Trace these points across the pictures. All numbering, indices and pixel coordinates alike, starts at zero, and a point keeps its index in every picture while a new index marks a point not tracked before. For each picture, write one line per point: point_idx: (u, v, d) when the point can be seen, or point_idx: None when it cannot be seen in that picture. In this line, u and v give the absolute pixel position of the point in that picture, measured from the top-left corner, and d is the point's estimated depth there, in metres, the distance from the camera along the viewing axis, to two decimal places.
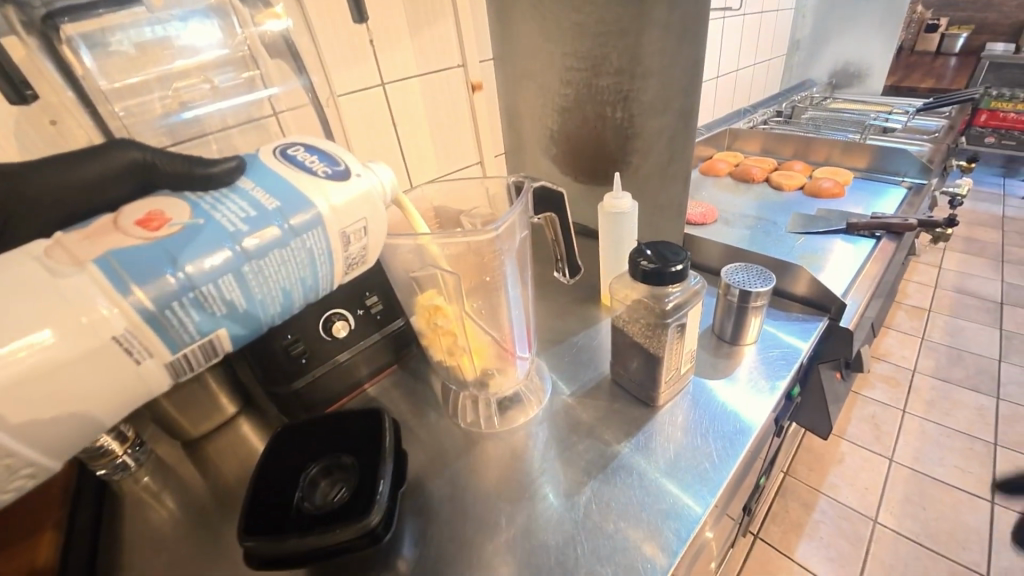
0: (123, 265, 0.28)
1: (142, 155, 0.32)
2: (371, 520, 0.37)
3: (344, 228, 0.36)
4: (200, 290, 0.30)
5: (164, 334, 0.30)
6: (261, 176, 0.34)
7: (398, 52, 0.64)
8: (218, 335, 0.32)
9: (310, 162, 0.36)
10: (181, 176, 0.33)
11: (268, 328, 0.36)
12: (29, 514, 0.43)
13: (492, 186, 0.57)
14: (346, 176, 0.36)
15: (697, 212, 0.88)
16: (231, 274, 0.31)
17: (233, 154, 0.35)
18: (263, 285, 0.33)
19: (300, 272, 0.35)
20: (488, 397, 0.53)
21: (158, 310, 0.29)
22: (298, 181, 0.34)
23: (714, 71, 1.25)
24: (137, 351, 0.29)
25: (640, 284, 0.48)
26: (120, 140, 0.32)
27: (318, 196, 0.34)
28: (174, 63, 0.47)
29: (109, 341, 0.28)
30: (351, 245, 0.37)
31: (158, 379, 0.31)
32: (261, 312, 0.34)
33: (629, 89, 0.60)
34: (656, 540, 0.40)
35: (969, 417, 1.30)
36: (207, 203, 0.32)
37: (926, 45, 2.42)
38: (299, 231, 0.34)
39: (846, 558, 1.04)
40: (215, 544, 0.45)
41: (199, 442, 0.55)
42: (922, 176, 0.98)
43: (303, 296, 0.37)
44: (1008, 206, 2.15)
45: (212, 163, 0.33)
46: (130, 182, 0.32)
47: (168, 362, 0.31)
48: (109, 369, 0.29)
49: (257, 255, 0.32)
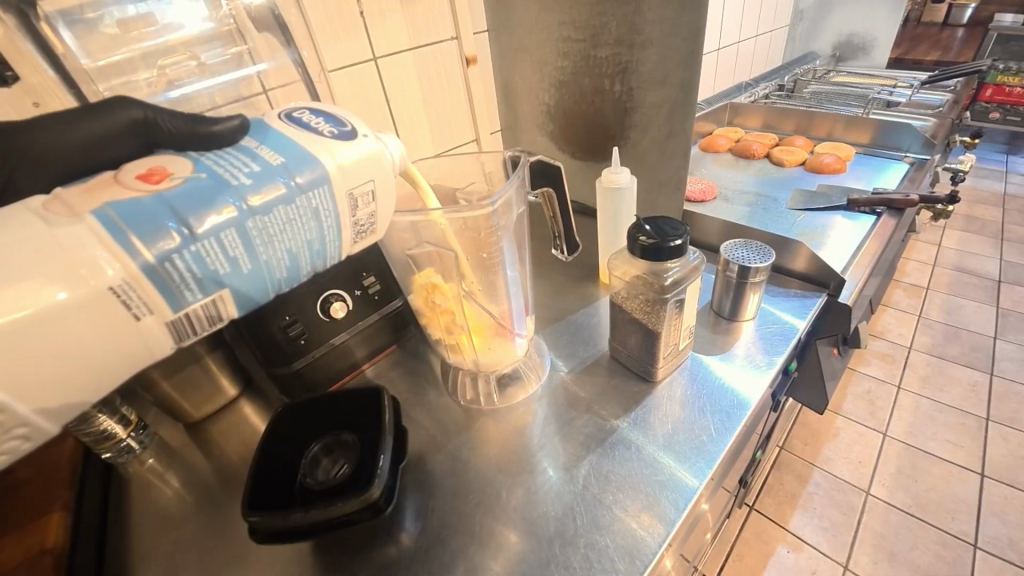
0: (122, 215, 0.28)
1: (143, 113, 0.31)
2: (371, 493, 0.37)
3: (351, 190, 0.35)
4: (202, 245, 0.30)
5: (166, 290, 0.29)
6: (265, 136, 0.34)
7: (390, 23, 0.62)
8: (221, 296, 0.32)
9: (315, 123, 0.35)
10: (183, 134, 0.32)
11: (273, 293, 0.36)
12: (37, 495, 0.44)
13: (487, 162, 0.56)
14: (353, 136, 0.36)
15: (696, 189, 0.87)
16: (234, 230, 0.31)
17: (237, 114, 0.34)
18: (268, 244, 0.33)
19: (307, 234, 0.34)
20: (487, 374, 0.53)
21: (158, 263, 0.29)
22: (305, 139, 0.34)
23: (714, 44, 1.22)
24: (136, 306, 0.29)
25: (639, 260, 0.48)
26: (120, 98, 0.31)
27: (324, 153, 0.34)
28: (158, 41, 0.46)
29: (106, 292, 0.28)
30: (359, 210, 0.37)
31: (160, 338, 0.31)
32: (265, 274, 0.34)
33: (628, 61, 0.58)
34: (653, 511, 0.41)
35: (963, 393, 1.32)
36: (209, 160, 0.32)
37: (933, 16, 2.36)
38: (305, 190, 0.33)
39: (838, 528, 1.07)
40: (221, 523, 0.46)
41: (201, 424, 0.55)
42: (926, 151, 0.97)
43: (309, 262, 0.36)
44: (1010, 183, 2.13)
45: (215, 121, 0.33)
46: (131, 141, 0.31)
47: (169, 321, 0.31)
48: (108, 325, 0.28)
49: (261, 212, 0.32)
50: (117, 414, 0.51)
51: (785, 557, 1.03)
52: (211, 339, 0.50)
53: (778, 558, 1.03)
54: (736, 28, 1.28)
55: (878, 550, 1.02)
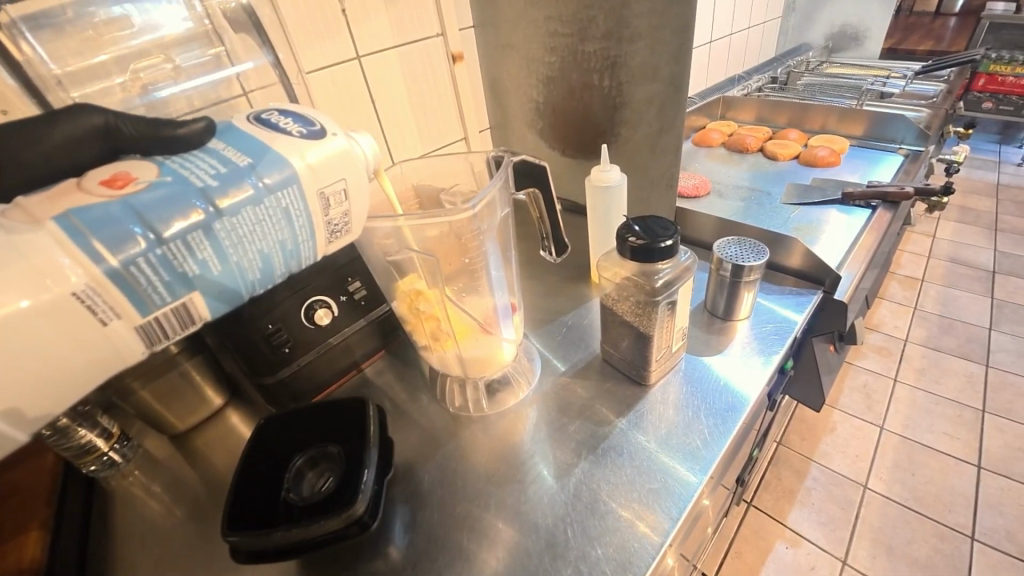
0: (84, 221, 0.26)
1: (104, 119, 0.30)
2: (355, 510, 0.37)
3: (322, 189, 0.34)
4: (168, 248, 0.29)
5: (132, 293, 0.28)
6: (233, 137, 0.32)
7: (374, 24, 0.60)
8: (192, 299, 0.31)
9: (283, 123, 0.34)
10: (148, 138, 0.31)
11: (249, 296, 0.34)
12: (15, 511, 0.42)
13: (475, 161, 0.54)
14: (322, 136, 0.34)
15: (689, 184, 0.86)
16: (202, 232, 0.30)
17: (202, 116, 0.33)
18: (237, 246, 0.31)
19: (278, 234, 0.33)
20: (476, 380, 0.51)
21: (122, 267, 0.27)
22: (271, 140, 0.32)
23: (706, 38, 1.21)
24: (102, 310, 0.27)
25: (628, 262, 0.46)
26: (78, 105, 0.29)
27: (293, 153, 0.32)
28: (132, 43, 0.44)
29: (69, 298, 0.26)
30: (332, 210, 0.35)
31: (129, 343, 0.29)
32: (238, 277, 0.32)
33: (616, 55, 0.57)
34: (648, 520, 0.39)
35: (958, 384, 1.32)
36: (174, 163, 0.30)
37: (926, 5, 2.33)
38: (274, 190, 0.32)
39: (837, 522, 1.06)
40: (205, 539, 0.44)
41: (187, 435, 0.54)
42: (920, 142, 0.96)
43: (284, 264, 0.35)
44: (1003, 172, 2.14)
45: (178, 124, 0.31)
46: (92, 146, 0.29)
47: (138, 325, 0.29)
48: (74, 331, 0.27)
49: (229, 213, 0.30)
50: (99, 427, 0.48)
51: (784, 553, 1.03)
52: (190, 349, 0.48)
53: (777, 554, 1.03)
54: (728, 21, 1.26)
55: (876, 544, 1.02)
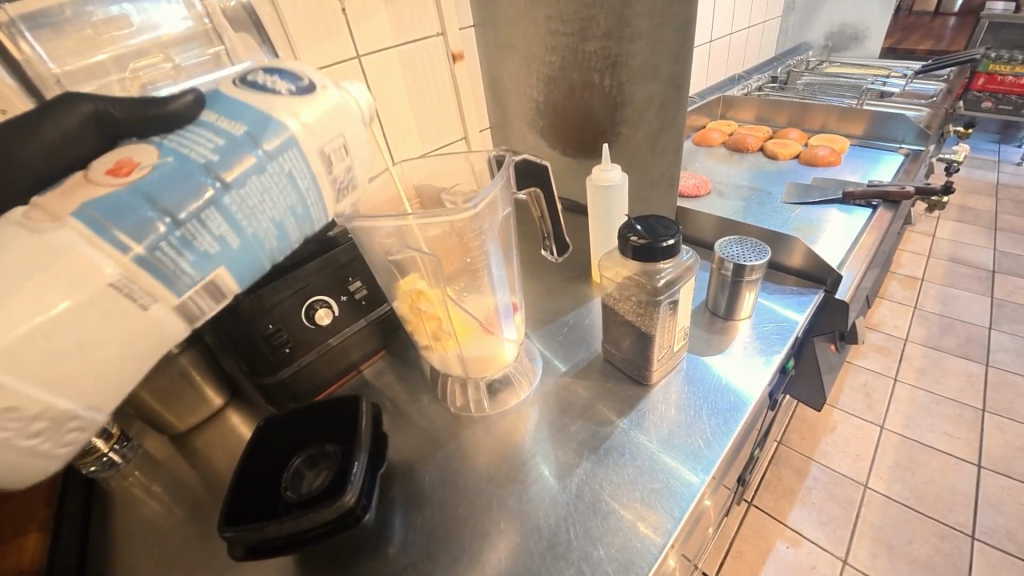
0: (99, 211, 0.26)
1: (94, 107, 0.29)
2: (346, 500, 0.37)
3: (321, 147, 0.34)
4: (187, 228, 0.29)
5: (162, 277, 0.28)
6: (222, 106, 0.31)
7: (374, 22, 0.60)
8: (220, 276, 0.30)
9: (270, 83, 0.33)
10: (140, 120, 0.30)
11: (270, 266, 0.34)
12: (15, 511, 0.41)
13: (476, 160, 0.54)
14: (311, 92, 0.34)
15: (689, 184, 0.86)
16: (215, 209, 0.30)
17: (188, 89, 0.32)
18: (251, 218, 0.31)
19: (287, 200, 0.33)
20: (477, 380, 0.51)
21: (147, 252, 0.27)
22: (262, 102, 0.32)
23: (705, 38, 1.21)
24: (141, 296, 0.28)
25: (630, 261, 0.46)
26: (66, 97, 0.29)
27: (286, 114, 0.32)
28: (131, 43, 0.44)
29: (106, 287, 0.26)
30: (334, 165, 0.36)
31: (172, 322, 0.30)
32: (258, 249, 0.32)
33: (617, 55, 0.57)
34: (650, 519, 0.39)
35: (958, 383, 1.32)
36: (171, 141, 0.30)
37: (925, 4, 2.33)
38: (275, 154, 0.32)
39: (837, 522, 1.06)
40: (206, 539, 0.44)
41: (186, 435, 0.54)
42: (920, 141, 0.97)
43: (297, 229, 0.35)
44: (1002, 172, 2.14)
45: (167, 100, 0.31)
46: (90, 138, 0.29)
47: (178, 306, 0.29)
48: (120, 317, 0.27)
49: (237, 185, 0.30)
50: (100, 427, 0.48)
51: (784, 553, 1.03)
52: (190, 350, 0.48)
53: (778, 554, 1.03)
54: (727, 21, 1.26)
55: (876, 543, 1.02)
